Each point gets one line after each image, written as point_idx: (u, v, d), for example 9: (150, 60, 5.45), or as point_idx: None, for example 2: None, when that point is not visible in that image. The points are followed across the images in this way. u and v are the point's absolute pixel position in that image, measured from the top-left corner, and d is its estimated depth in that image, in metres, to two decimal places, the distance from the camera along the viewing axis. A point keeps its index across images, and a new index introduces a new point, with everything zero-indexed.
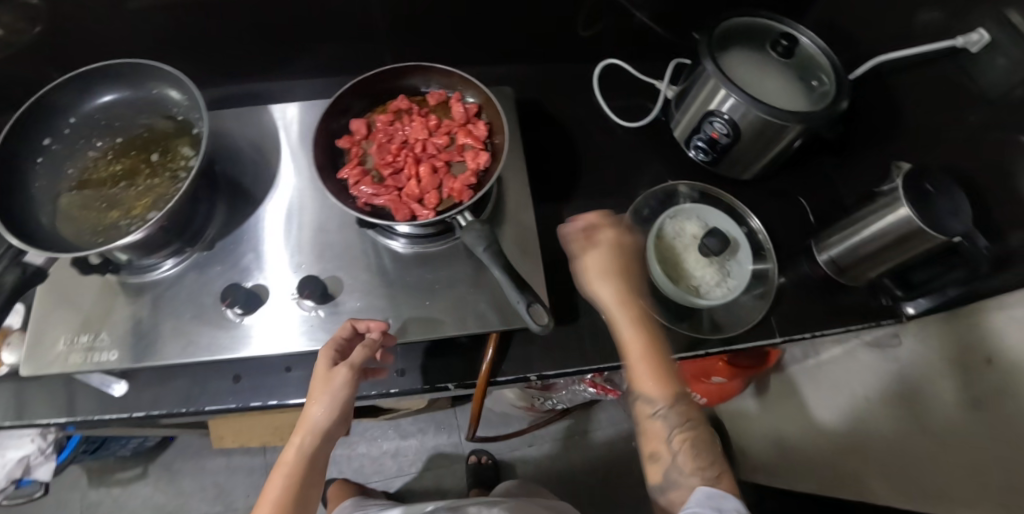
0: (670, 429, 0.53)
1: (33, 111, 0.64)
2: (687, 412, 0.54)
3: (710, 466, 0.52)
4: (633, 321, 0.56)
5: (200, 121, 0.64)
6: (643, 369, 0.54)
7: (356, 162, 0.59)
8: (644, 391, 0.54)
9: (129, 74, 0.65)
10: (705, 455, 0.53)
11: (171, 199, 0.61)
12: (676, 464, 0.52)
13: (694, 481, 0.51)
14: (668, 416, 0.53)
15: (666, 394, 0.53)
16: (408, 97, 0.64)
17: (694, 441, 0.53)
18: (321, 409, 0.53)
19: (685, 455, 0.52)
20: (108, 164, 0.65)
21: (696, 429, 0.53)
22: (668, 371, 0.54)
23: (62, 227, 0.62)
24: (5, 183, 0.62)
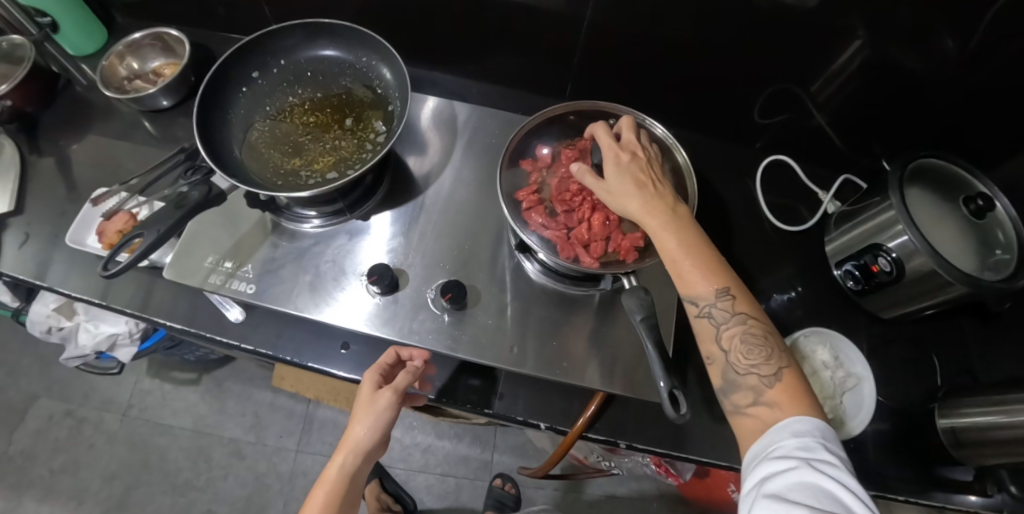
0: (722, 326, 0.51)
1: (253, 44, 0.68)
2: (739, 307, 0.51)
3: (767, 362, 0.50)
4: (664, 217, 0.53)
5: (400, 103, 0.66)
6: (690, 272, 0.52)
7: (534, 189, 0.62)
8: (691, 294, 0.52)
9: (350, 39, 0.69)
10: (760, 350, 0.51)
11: (354, 167, 0.64)
12: (742, 368, 0.51)
13: (754, 379, 0.50)
14: (717, 312, 0.51)
15: (712, 289, 0.52)
16: None
17: (754, 336, 0.51)
18: (365, 431, 0.56)
19: (738, 353, 0.51)
20: (302, 113, 0.67)
21: (749, 323, 0.51)
22: (708, 266, 0.52)
23: (247, 158, 0.64)
24: (211, 102, 0.66)
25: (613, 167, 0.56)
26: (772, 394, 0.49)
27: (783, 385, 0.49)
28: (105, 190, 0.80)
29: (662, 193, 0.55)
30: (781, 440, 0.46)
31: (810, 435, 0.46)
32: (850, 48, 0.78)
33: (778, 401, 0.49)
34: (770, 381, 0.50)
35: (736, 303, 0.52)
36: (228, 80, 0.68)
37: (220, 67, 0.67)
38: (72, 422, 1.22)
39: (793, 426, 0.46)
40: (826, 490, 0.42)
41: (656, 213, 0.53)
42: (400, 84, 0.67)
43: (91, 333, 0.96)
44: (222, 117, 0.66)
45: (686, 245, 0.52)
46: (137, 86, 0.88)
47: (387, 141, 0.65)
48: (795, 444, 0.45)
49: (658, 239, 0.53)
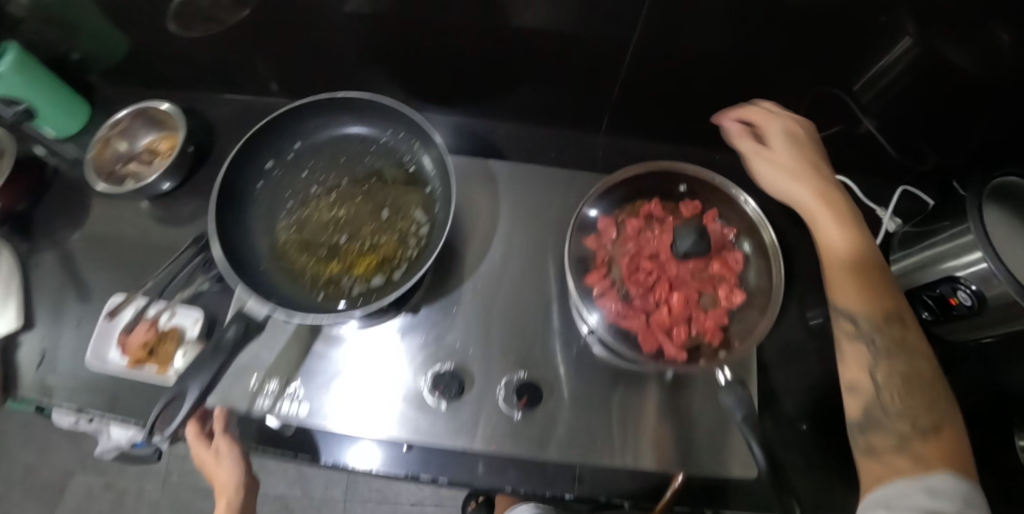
0: (862, 333, 0.54)
1: (261, 130, 0.60)
2: (884, 315, 0.54)
3: (920, 412, 0.50)
4: (836, 207, 0.59)
5: (440, 183, 0.59)
6: (850, 282, 0.56)
7: (603, 272, 0.57)
8: (838, 290, 0.56)
9: (371, 112, 0.61)
10: (914, 396, 0.51)
11: (402, 268, 0.56)
12: (876, 374, 0.52)
13: (889, 396, 0.51)
14: (874, 335, 0.53)
15: (863, 293, 0.55)
16: (660, 201, 0.61)
17: (898, 347, 0.53)
18: (231, 473, 0.60)
19: (892, 390, 0.51)
20: (329, 207, 0.59)
21: (914, 364, 0.52)
22: (864, 257, 0.57)
23: (277, 271, 0.57)
24: (227, 206, 0.58)
25: (784, 156, 0.62)
26: (921, 448, 0.48)
27: (939, 445, 0.48)
28: (116, 297, 0.72)
29: (835, 190, 0.60)
30: (920, 499, 0.44)
31: (953, 490, 0.45)
32: (900, 42, 0.69)
33: (925, 458, 0.48)
34: (923, 430, 0.49)
35: (887, 311, 0.54)
36: (240, 176, 0.60)
37: (230, 164, 0.59)
38: (113, 495, 1.20)
39: (932, 483, 0.45)
40: None
41: (808, 185, 0.60)
42: (437, 162, 0.59)
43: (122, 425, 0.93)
44: (241, 221, 0.58)
45: (840, 218, 0.58)
46: (133, 169, 0.80)
47: (433, 232, 0.57)
48: (929, 501, 0.44)
49: (823, 229, 0.58)
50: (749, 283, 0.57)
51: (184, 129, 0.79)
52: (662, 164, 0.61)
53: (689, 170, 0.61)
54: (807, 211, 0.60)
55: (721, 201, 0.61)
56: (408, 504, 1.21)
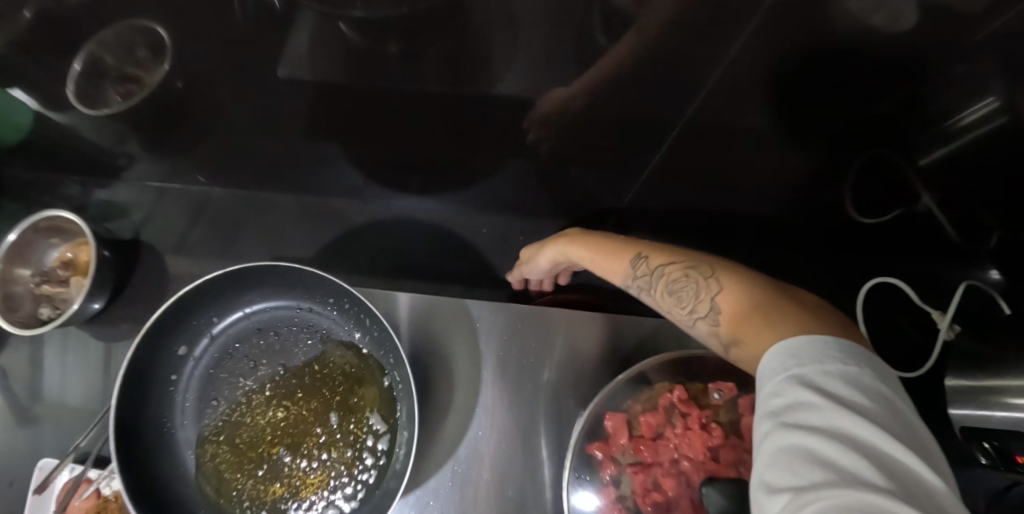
0: (697, 306, 0.39)
1: (172, 316, 0.47)
2: (658, 263, 0.44)
3: (752, 308, 0.35)
4: (585, 239, 0.53)
5: (397, 376, 0.47)
6: (662, 259, 0.44)
7: (613, 492, 0.46)
8: (619, 281, 0.48)
9: (305, 283, 0.48)
10: (742, 307, 0.36)
11: (357, 494, 0.45)
12: (705, 322, 0.38)
13: (704, 324, 0.39)
14: (699, 308, 0.39)
15: (623, 268, 0.47)
16: (685, 385, 0.49)
17: (679, 279, 0.41)
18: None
19: (728, 320, 0.37)
20: (267, 411, 0.48)
21: (716, 291, 0.38)
22: (617, 250, 0.49)
23: (208, 499, 0.46)
24: (133, 420, 0.46)
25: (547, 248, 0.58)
26: (742, 345, 0.35)
27: (752, 326, 0.35)
28: (46, 462, 0.63)
29: (597, 237, 0.53)
30: (777, 371, 0.31)
31: (837, 351, 0.30)
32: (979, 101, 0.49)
33: (748, 345, 0.35)
34: (743, 347, 0.36)
35: (656, 261, 0.44)
36: (152, 375, 0.47)
37: (136, 367, 0.46)
38: None
39: (779, 355, 0.31)
40: (863, 449, 0.26)
41: (578, 246, 0.54)
42: (394, 349, 0.47)
43: None
44: (159, 435, 0.47)
45: (599, 243, 0.52)
46: (49, 292, 0.67)
47: (393, 447, 0.46)
48: (794, 368, 0.30)
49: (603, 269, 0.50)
50: None
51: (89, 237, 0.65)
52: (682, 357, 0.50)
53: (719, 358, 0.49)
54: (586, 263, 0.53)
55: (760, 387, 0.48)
56: None
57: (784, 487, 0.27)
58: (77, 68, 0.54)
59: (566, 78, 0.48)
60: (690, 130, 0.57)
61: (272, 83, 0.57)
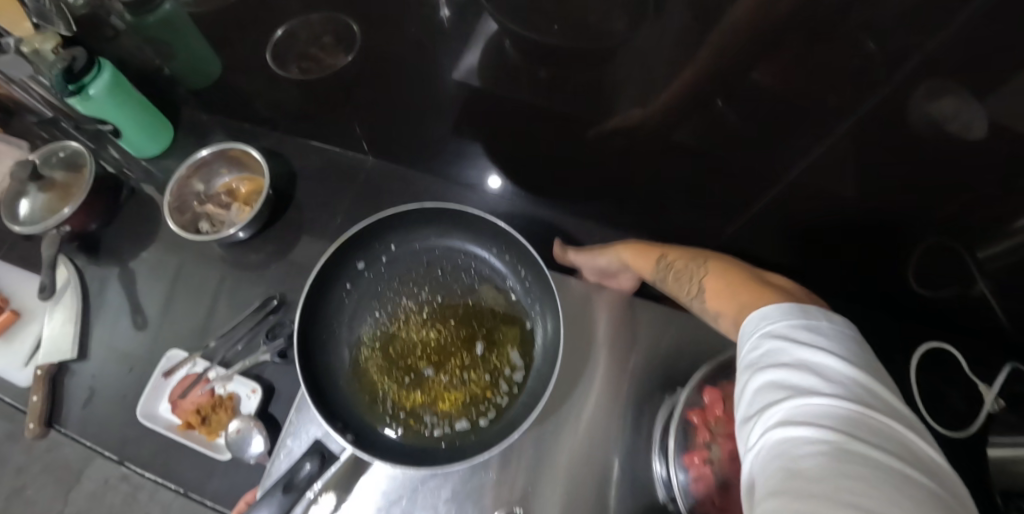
0: (692, 287, 0.49)
1: (363, 230, 0.57)
2: (671, 257, 0.54)
3: (731, 286, 0.44)
4: (625, 245, 0.61)
5: (540, 323, 0.55)
6: (673, 257, 0.53)
7: (705, 460, 0.47)
8: (648, 279, 0.57)
9: (480, 230, 0.58)
10: (722, 284, 0.45)
11: (490, 416, 0.52)
12: (698, 301, 0.47)
13: (699, 304, 0.47)
14: (694, 289, 0.48)
15: (647, 265, 0.57)
16: None
17: (681, 270, 0.51)
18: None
19: (710, 294, 0.46)
20: (421, 329, 0.56)
21: (706, 275, 0.48)
22: (648, 250, 0.57)
23: (357, 392, 0.53)
24: (313, 311, 0.55)
25: (592, 252, 0.67)
26: (722, 312, 0.44)
27: (729, 297, 0.44)
28: (178, 353, 0.70)
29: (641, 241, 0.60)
30: (757, 331, 0.37)
31: (803, 307, 0.36)
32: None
33: (727, 314, 0.43)
34: (721, 315, 0.44)
35: (672, 259, 0.53)
36: (333, 274, 0.57)
37: (324, 265, 0.56)
38: (128, 489, 1.22)
39: (761, 315, 0.38)
40: (820, 374, 0.32)
41: (623, 246, 0.61)
42: (541, 298, 0.56)
43: None
44: (326, 330, 0.56)
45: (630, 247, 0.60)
46: (209, 211, 0.76)
47: (527, 382, 0.53)
48: (772, 323, 0.36)
49: (636, 264, 0.58)
50: None
51: (268, 177, 0.76)
52: None
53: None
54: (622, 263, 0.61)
55: None
56: None
57: (759, 408, 0.32)
58: (279, 35, 0.66)
59: (688, 121, 0.58)
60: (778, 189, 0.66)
61: (438, 76, 0.67)
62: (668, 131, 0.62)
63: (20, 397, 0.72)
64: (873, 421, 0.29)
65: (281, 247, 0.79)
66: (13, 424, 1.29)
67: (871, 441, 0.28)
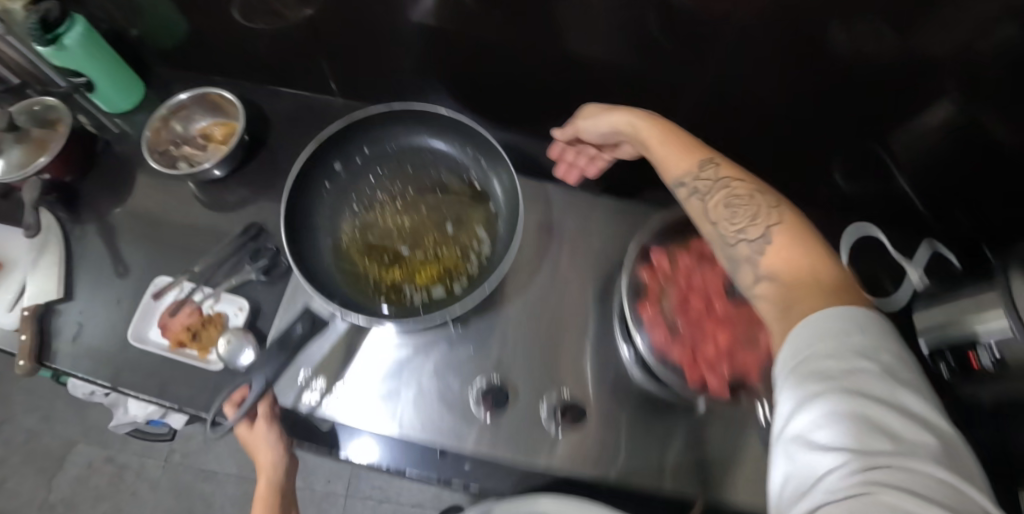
0: (735, 221, 0.46)
1: (338, 132, 0.62)
2: (726, 172, 0.49)
3: (794, 253, 0.42)
4: (653, 130, 0.56)
5: (503, 203, 0.61)
6: (705, 166, 0.51)
7: (655, 304, 0.60)
8: (676, 173, 0.52)
9: (444, 128, 0.64)
10: (784, 249, 0.43)
11: (463, 283, 0.58)
12: (748, 244, 0.45)
13: (745, 248, 0.45)
14: (749, 233, 0.45)
15: (694, 164, 0.51)
16: None
17: (742, 198, 0.47)
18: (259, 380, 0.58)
19: (761, 244, 0.44)
20: (396, 217, 0.62)
21: (777, 221, 0.44)
22: (693, 146, 0.53)
23: (339, 272, 0.58)
24: (295, 205, 0.60)
25: (592, 129, 0.63)
26: (765, 262, 0.43)
27: (790, 261, 0.42)
28: (165, 278, 0.72)
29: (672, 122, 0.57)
30: (837, 336, 0.36)
31: (870, 328, 0.36)
32: (937, 108, 0.69)
33: (780, 276, 0.42)
34: (758, 246, 0.44)
35: (724, 172, 0.49)
36: (312, 174, 0.62)
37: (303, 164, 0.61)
38: (113, 469, 1.22)
39: (837, 313, 0.37)
40: (892, 431, 0.32)
41: (647, 129, 0.56)
42: (503, 183, 0.62)
43: (143, 403, 0.95)
44: (308, 222, 0.60)
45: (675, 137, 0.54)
46: (186, 151, 0.80)
47: (494, 253, 0.60)
48: (852, 335, 0.36)
49: (659, 153, 0.54)
50: None
51: (241, 119, 0.79)
52: None
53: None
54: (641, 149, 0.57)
55: None
56: (407, 505, 1.21)
57: (801, 459, 0.33)
58: None
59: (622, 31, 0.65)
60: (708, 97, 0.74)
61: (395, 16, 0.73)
62: (615, 35, 0.68)
63: (8, 340, 0.74)
64: (943, 480, 0.30)
65: (256, 187, 0.83)
66: None
67: (940, 494, 0.30)
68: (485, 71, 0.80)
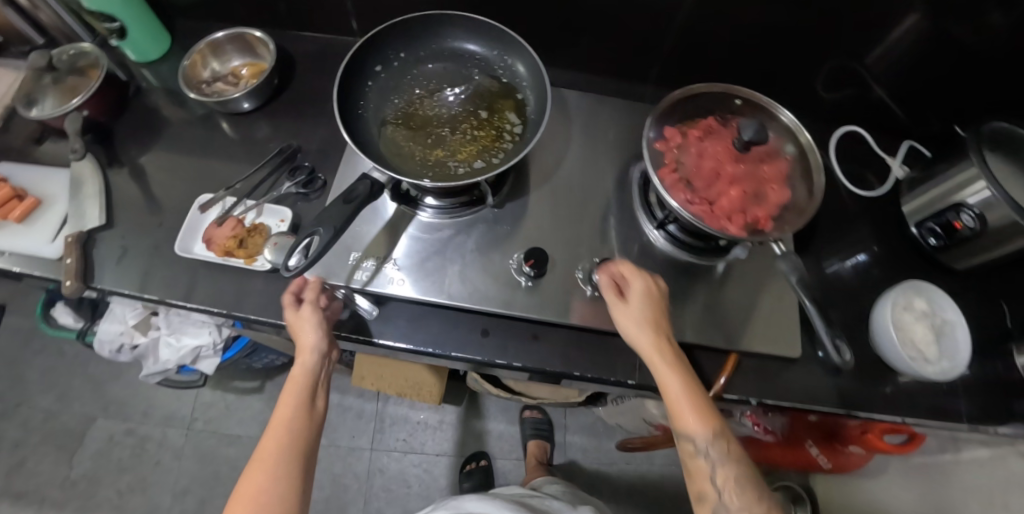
0: (716, 467, 0.56)
1: (376, 37, 0.69)
2: (719, 449, 0.56)
3: (755, 503, 0.56)
4: (659, 344, 0.61)
5: (531, 92, 0.70)
6: (687, 409, 0.58)
7: (673, 168, 0.66)
8: (689, 433, 0.57)
9: (472, 31, 0.71)
10: (750, 491, 0.56)
11: (500, 157, 0.66)
12: (732, 498, 0.56)
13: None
14: (711, 454, 0.57)
15: (707, 431, 0.57)
16: (719, 116, 0.70)
17: (729, 485, 0.56)
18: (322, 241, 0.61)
19: (730, 493, 0.56)
20: (434, 108, 0.69)
21: (737, 469, 0.57)
22: (705, 410, 0.57)
23: (389, 153, 0.66)
24: (345, 98, 0.67)
25: (638, 301, 0.63)
26: None
27: None
28: (207, 196, 0.79)
29: (672, 343, 0.62)
30: None
31: None
32: (906, 20, 0.77)
33: None
34: None
35: (723, 451, 0.56)
36: (356, 78, 0.69)
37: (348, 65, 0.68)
38: (134, 441, 1.22)
39: None
40: None
41: (660, 345, 0.61)
42: (528, 74, 0.70)
43: (173, 348, 0.96)
44: (357, 115, 0.67)
45: (688, 387, 0.58)
46: (217, 86, 0.87)
47: (525, 132, 0.68)
48: None
49: (662, 378, 0.59)
50: (795, 181, 0.66)
51: (273, 62, 0.86)
52: (725, 86, 0.69)
53: (744, 89, 0.69)
54: (645, 357, 0.61)
55: (777, 130, 0.69)
56: (432, 455, 1.27)
57: None
58: None
59: None
60: (702, 11, 0.81)
61: None
62: None
63: (51, 266, 0.76)
64: None
65: (281, 123, 0.87)
66: (2, 400, 1.24)
67: None
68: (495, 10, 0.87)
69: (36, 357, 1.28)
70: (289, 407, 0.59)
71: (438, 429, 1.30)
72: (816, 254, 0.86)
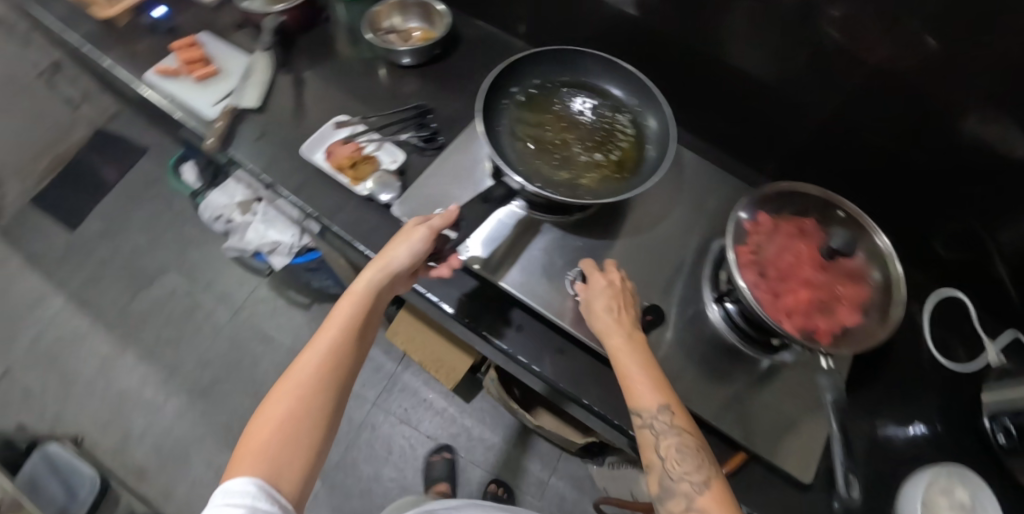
0: (661, 435, 0.56)
1: (538, 54, 0.78)
2: (675, 417, 0.56)
3: (699, 470, 0.53)
4: (615, 328, 0.62)
5: (652, 150, 0.74)
6: (636, 382, 0.58)
7: (751, 250, 0.66)
8: (638, 408, 0.57)
9: (621, 76, 0.78)
10: (698, 464, 0.54)
11: (598, 188, 0.71)
12: (682, 473, 0.53)
13: (686, 486, 0.53)
14: (656, 423, 0.56)
15: (656, 402, 0.57)
16: (817, 221, 0.70)
17: (678, 453, 0.54)
18: (398, 256, 0.64)
19: (674, 462, 0.54)
20: (561, 129, 0.76)
21: (683, 435, 0.55)
22: (652, 382, 0.58)
23: (506, 148, 0.73)
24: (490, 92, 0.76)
25: (597, 291, 0.65)
26: (703, 506, 0.51)
27: (713, 496, 0.51)
28: (345, 118, 0.90)
29: (630, 323, 0.64)
30: None
31: None
32: None
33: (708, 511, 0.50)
34: (700, 489, 0.52)
35: (676, 419, 0.56)
36: (507, 78, 0.78)
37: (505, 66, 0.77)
38: (189, 302, 1.36)
39: None
40: None
41: (621, 328, 0.62)
42: (657, 135, 0.75)
43: (259, 234, 1.07)
44: (494, 108, 0.76)
45: (639, 362, 0.59)
46: (393, 35, 0.99)
47: (632, 178, 0.72)
48: None
49: (616, 359, 0.60)
50: (870, 310, 0.64)
51: (442, 34, 0.96)
52: (834, 195, 0.69)
53: (851, 203, 0.69)
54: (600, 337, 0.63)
55: (870, 253, 0.68)
56: (422, 435, 1.30)
57: None
58: None
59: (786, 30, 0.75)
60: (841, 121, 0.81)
61: None
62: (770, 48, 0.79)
63: (204, 125, 0.90)
64: None
65: (428, 83, 0.96)
66: (111, 224, 1.43)
67: None
68: (646, 58, 0.93)
69: (150, 201, 1.47)
70: (343, 326, 0.59)
71: (438, 414, 1.32)
72: (872, 404, 0.82)
